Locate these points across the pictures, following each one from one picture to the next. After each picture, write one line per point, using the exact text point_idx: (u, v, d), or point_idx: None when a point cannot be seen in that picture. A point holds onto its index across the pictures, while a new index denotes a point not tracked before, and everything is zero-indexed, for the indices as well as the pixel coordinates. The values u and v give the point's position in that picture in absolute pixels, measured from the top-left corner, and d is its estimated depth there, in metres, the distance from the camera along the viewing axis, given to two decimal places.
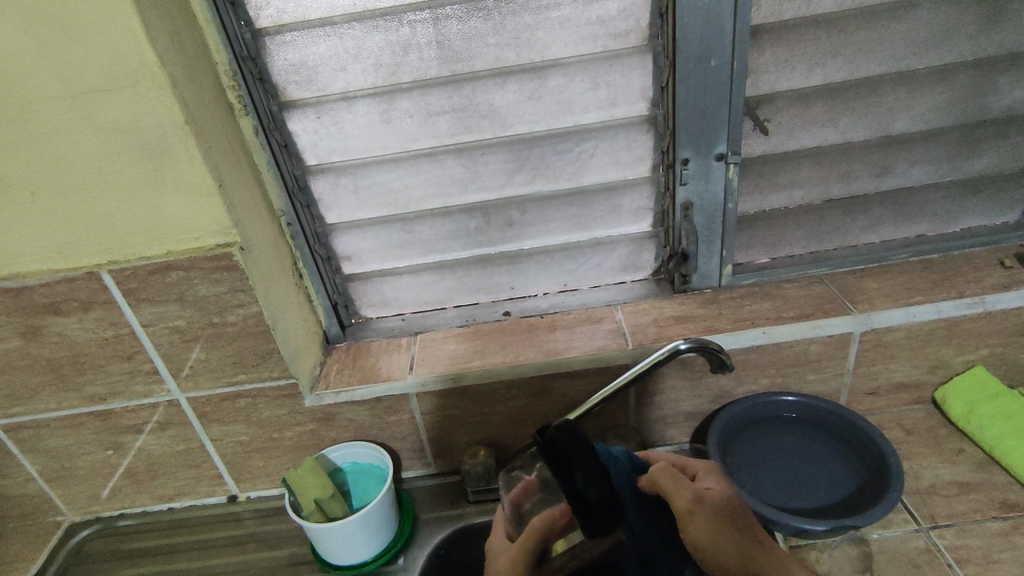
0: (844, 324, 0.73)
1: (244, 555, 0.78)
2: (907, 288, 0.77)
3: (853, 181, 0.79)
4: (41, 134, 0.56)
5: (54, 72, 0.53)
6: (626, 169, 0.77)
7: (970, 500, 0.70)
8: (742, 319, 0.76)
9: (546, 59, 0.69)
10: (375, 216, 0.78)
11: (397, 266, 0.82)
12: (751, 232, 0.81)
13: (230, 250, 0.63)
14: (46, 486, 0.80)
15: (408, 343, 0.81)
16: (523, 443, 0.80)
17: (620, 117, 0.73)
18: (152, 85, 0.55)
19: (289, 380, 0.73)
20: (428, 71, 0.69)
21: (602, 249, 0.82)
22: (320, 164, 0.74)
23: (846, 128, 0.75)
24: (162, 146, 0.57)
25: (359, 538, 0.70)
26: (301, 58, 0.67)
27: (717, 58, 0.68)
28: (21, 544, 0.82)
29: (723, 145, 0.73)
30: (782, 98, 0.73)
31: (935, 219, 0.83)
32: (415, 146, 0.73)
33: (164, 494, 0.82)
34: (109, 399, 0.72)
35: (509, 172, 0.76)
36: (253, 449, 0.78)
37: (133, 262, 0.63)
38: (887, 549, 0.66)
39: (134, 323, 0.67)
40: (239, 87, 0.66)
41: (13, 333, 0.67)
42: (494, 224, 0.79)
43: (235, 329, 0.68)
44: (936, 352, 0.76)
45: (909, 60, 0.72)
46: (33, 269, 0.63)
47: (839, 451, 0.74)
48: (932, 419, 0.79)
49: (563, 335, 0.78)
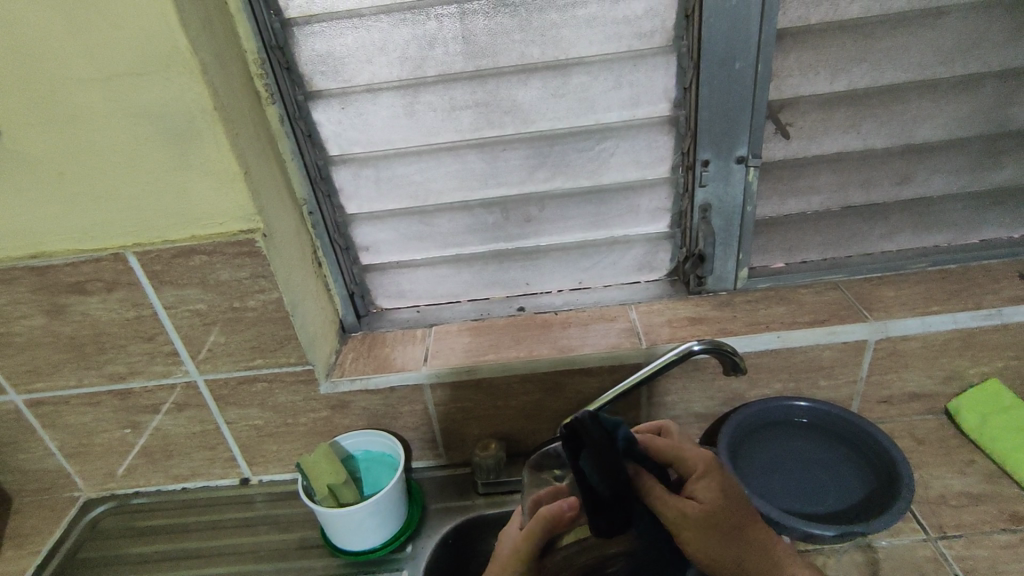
0: (860, 331, 0.73)
1: (255, 536, 0.79)
2: (924, 297, 0.77)
3: (873, 188, 0.79)
4: (74, 117, 0.57)
5: (89, 56, 0.54)
6: (645, 169, 0.77)
7: (980, 511, 0.70)
8: (756, 322, 0.76)
9: (571, 57, 0.70)
10: (395, 207, 0.79)
11: (414, 258, 0.83)
12: (768, 236, 0.81)
13: (253, 236, 0.64)
14: (65, 462, 0.81)
15: (423, 334, 0.82)
16: (533, 437, 0.81)
17: (642, 117, 0.73)
18: (184, 71, 0.55)
19: (305, 366, 0.74)
20: (453, 65, 0.70)
21: (618, 248, 0.83)
22: (343, 154, 0.75)
23: (868, 134, 0.75)
24: (191, 132, 0.58)
25: (369, 524, 0.71)
26: (328, 49, 0.68)
27: (741, 60, 0.68)
28: (38, 518, 0.83)
29: (743, 148, 0.73)
30: (805, 102, 0.72)
31: (955, 229, 0.82)
32: (436, 140, 0.74)
33: (179, 474, 0.84)
34: (129, 378, 0.74)
35: (529, 169, 0.76)
36: (266, 433, 0.79)
37: (158, 245, 0.64)
38: (894, 556, 0.66)
39: (156, 305, 0.68)
40: (267, 75, 0.67)
41: (39, 311, 0.68)
42: (512, 220, 0.80)
43: (255, 314, 0.69)
44: (950, 362, 0.76)
45: (935, 68, 0.71)
46: (61, 248, 0.65)
47: (850, 457, 0.74)
48: (945, 430, 0.79)
49: (576, 332, 0.79)
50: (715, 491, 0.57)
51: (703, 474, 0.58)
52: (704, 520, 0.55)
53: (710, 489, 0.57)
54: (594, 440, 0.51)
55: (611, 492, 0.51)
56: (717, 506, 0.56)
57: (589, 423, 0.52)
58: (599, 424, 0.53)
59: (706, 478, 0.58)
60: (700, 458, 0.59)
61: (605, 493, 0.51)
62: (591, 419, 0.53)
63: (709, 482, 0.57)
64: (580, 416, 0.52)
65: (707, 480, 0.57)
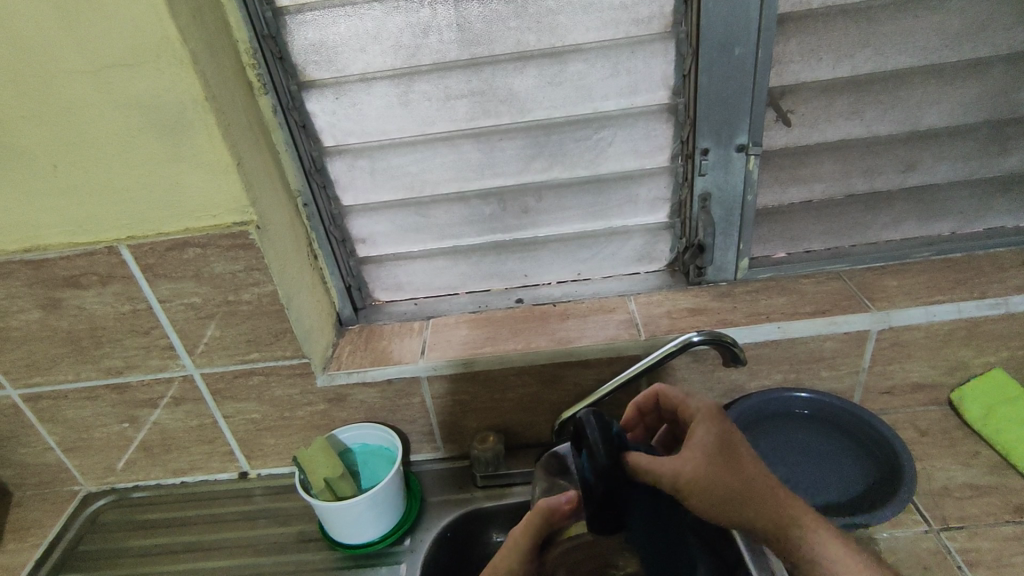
0: (862, 321, 0.72)
1: (254, 529, 0.79)
2: (928, 287, 0.75)
3: (876, 177, 0.77)
4: (63, 108, 0.57)
5: (77, 46, 0.54)
6: (644, 159, 0.76)
7: (984, 502, 0.69)
8: (757, 312, 0.75)
9: (567, 45, 0.68)
10: (391, 199, 0.78)
11: (411, 250, 0.82)
12: (769, 226, 0.80)
13: (247, 228, 0.63)
14: (64, 456, 0.81)
15: (421, 327, 0.82)
16: (532, 430, 0.80)
17: (641, 105, 0.72)
18: (173, 60, 0.55)
19: (302, 359, 0.73)
20: (448, 54, 0.69)
21: (617, 238, 0.82)
22: (338, 146, 0.74)
23: (871, 121, 0.73)
24: (183, 123, 0.58)
25: (366, 518, 0.71)
26: (321, 38, 0.67)
27: (742, 46, 0.66)
28: (39, 512, 0.84)
29: (744, 136, 0.72)
30: (807, 89, 0.71)
31: (960, 218, 0.81)
32: (432, 130, 0.73)
33: (178, 468, 0.84)
34: (126, 372, 0.73)
35: (526, 159, 0.75)
36: (264, 427, 0.79)
37: (151, 238, 0.64)
38: (896, 549, 0.66)
39: (151, 299, 0.68)
40: (259, 65, 0.66)
41: (34, 305, 0.68)
42: (510, 211, 0.79)
43: (250, 307, 0.69)
44: (954, 353, 0.75)
45: (940, 53, 0.70)
46: (54, 242, 0.64)
47: (852, 449, 0.73)
48: (949, 421, 0.78)
49: (575, 323, 0.78)
50: (712, 434, 0.56)
51: (703, 420, 0.57)
52: (705, 464, 0.53)
53: (709, 433, 0.56)
54: (598, 434, 0.53)
55: (606, 489, 0.51)
56: (716, 447, 0.55)
57: (600, 422, 0.54)
58: (603, 427, 0.54)
59: (705, 424, 0.57)
60: (700, 405, 0.59)
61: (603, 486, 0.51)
62: (597, 419, 0.55)
63: (706, 425, 0.57)
64: (583, 414, 0.55)
65: (706, 423, 0.57)
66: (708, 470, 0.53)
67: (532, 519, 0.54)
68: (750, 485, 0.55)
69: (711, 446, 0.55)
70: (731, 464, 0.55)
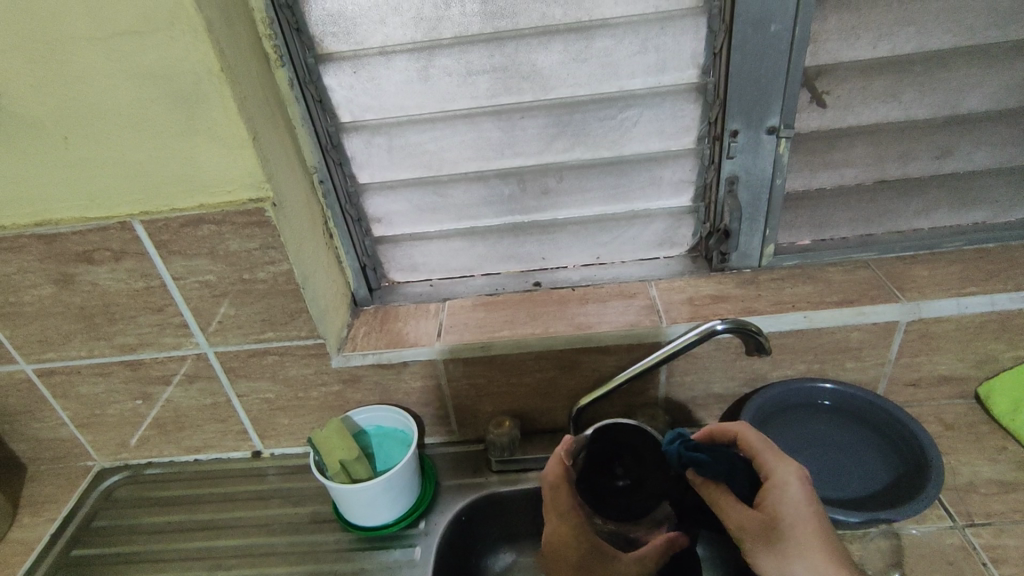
0: (891, 312, 0.70)
1: (267, 508, 0.79)
2: (960, 277, 0.73)
3: (910, 162, 0.75)
4: (75, 79, 0.55)
5: (89, 13, 0.52)
6: (670, 140, 0.73)
7: (1011, 499, 0.67)
8: (782, 301, 0.73)
9: (595, 19, 0.66)
10: (408, 177, 0.76)
11: (428, 230, 0.80)
12: (796, 211, 0.78)
13: (262, 205, 0.62)
14: (77, 432, 0.81)
15: (437, 309, 0.80)
16: (548, 415, 0.79)
17: (668, 84, 0.70)
18: (188, 29, 0.53)
19: (317, 340, 0.72)
20: (470, 26, 0.66)
21: (638, 222, 0.80)
22: (355, 122, 0.72)
23: (909, 104, 0.71)
24: (199, 95, 0.56)
25: (383, 499, 0.70)
26: (340, 8, 0.65)
27: (778, 23, 0.64)
28: (52, 486, 0.84)
29: (776, 118, 0.69)
30: (843, 69, 0.68)
31: (994, 206, 0.78)
32: (452, 106, 0.71)
33: (191, 446, 0.83)
34: (139, 349, 0.73)
35: (548, 138, 0.73)
36: (278, 406, 0.78)
37: (166, 213, 0.62)
38: (920, 544, 0.64)
39: (165, 276, 0.67)
40: (276, 36, 0.64)
41: (47, 280, 0.67)
42: (529, 192, 0.77)
43: (266, 286, 0.67)
44: (985, 346, 0.73)
45: (985, 34, 0.67)
46: (66, 216, 0.63)
47: (875, 441, 0.71)
48: (974, 415, 0.76)
49: (594, 308, 0.76)
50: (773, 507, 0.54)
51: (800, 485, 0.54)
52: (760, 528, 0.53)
53: (780, 500, 0.54)
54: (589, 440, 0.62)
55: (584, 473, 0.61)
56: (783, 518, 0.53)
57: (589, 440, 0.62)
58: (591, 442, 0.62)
59: (782, 491, 0.54)
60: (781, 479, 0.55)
61: (614, 504, 0.59)
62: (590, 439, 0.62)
63: (777, 491, 0.54)
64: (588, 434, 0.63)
65: (777, 491, 0.54)
66: (761, 533, 0.53)
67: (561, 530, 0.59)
68: (781, 547, 0.52)
69: (777, 513, 0.53)
70: (783, 536, 0.53)
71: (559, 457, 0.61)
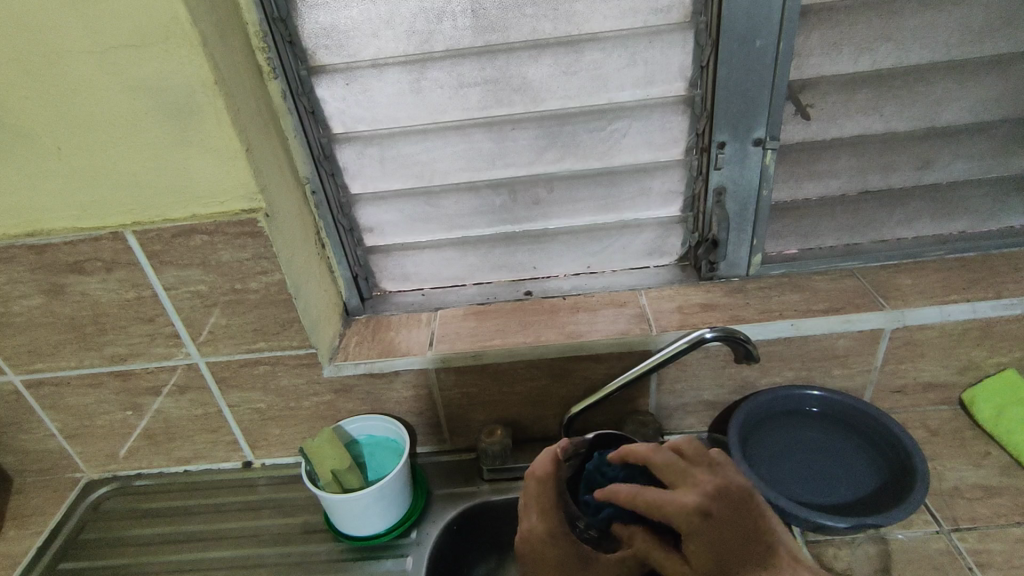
0: (876, 320, 0.72)
1: (258, 519, 0.78)
2: (942, 286, 0.75)
3: (892, 173, 0.76)
4: (69, 92, 0.55)
5: (84, 27, 0.52)
6: (659, 151, 0.75)
7: (995, 504, 0.68)
8: (770, 309, 0.74)
9: (584, 33, 0.67)
10: (400, 187, 0.76)
11: (419, 240, 0.81)
12: (782, 221, 0.79)
13: (255, 216, 0.62)
14: (66, 443, 0.80)
15: (428, 319, 0.81)
16: (539, 424, 0.80)
17: (656, 96, 0.71)
18: (183, 43, 0.53)
19: (309, 350, 0.72)
20: (462, 40, 0.67)
21: (628, 232, 0.81)
22: (347, 133, 0.72)
23: (890, 117, 0.72)
24: (192, 108, 0.56)
25: (375, 509, 0.70)
26: (333, 22, 0.66)
27: (763, 38, 0.65)
28: (39, 499, 0.83)
29: (761, 130, 0.71)
30: (827, 83, 0.70)
31: (975, 216, 0.80)
32: (444, 118, 0.72)
33: (181, 457, 0.83)
34: (130, 360, 0.72)
35: (539, 149, 0.74)
36: (269, 417, 0.78)
37: (158, 224, 0.63)
38: (906, 549, 0.65)
39: (156, 287, 0.67)
40: (269, 49, 0.64)
41: (37, 291, 0.67)
42: (520, 202, 0.78)
43: (257, 296, 0.68)
44: (968, 353, 0.75)
45: (963, 49, 0.69)
46: (58, 227, 0.63)
47: (863, 448, 0.72)
48: (959, 421, 0.78)
49: (585, 317, 0.77)
50: (707, 544, 0.52)
51: (716, 497, 0.53)
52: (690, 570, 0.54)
53: (699, 552, 0.52)
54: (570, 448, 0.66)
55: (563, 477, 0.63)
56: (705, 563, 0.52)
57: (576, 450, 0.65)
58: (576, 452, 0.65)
59: (691, 540, 0.52)
60: (681, 517, 0.52)
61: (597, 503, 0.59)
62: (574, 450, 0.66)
63: (695, 540, 0.52)
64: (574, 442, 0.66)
65: (694, 540, 0.52)
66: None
67: (540, 525, 0.60)
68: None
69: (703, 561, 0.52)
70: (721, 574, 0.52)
71: (553, 449, 0.62)
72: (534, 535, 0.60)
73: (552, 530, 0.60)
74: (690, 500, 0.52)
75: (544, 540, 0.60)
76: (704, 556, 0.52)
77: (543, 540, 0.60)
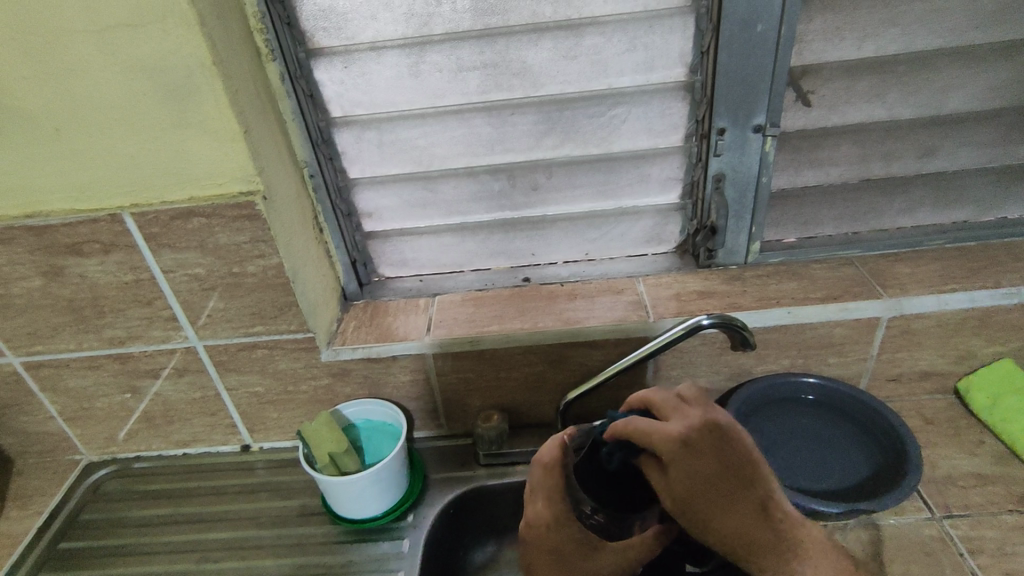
0: (873, 308, 0.72)
1: (256, 502, 0.79)
2: (941, 275, 0.75)
3: (893, 161, 0.76)
4: (66, 71, 0.55)
5: (81, 5, 0.52)
6: (658, 138, 0.74)
7: (987, 491, 0.69)
8: (767, 297, 0.74)
9: (584, 17, 0.66)
10: (398, 172, 0.76)
11: (418, 226, 0.81)
12: (781, 209, 0.79)
13: (253, 199, 0.62)
14: (65, 425, 0.81)
15: (426, 304, 0.81)
16: (537, 409, 0.80)
17: (657, 82, 0.70)
18: (179, 21, 0.53)
19: (307, 334, 0.72)
20: (461, 23, 0.67)
21: (627, 219, 0.81)
22: (346, 117, 0.72)
23: (891, 104, 0.72)
24: (190, 88, 0.56)
25: (372, 492, 0.71)
26: (330, 4, 0.65)
27: (764, 23, 0.65)
28: (39, 480, 0.83)
29: (762, 117, 0.71)
30: (828, 70, 0.69)
31: (975, 205, 0.80)
32: (442, 102, 0.71)
33: (179, 440, 0.83)
34: (128, 342, 0.73)
35: (538, 135, 0.74)
36: (267, 400, 0.79)
37: (155, 206, 0.63)
38: (898, 535, 0.66)
39: (154, 269, 0.67)
40: (267, 31, 0.64)
41: (35, 273, 0.67)
42: (519, 187, 0.78)
43: (255, 280, 0.68)
44: (965, 342, 0.75)
45: (967, 35, 0.68)
46: (55, 209, 0.63)
47: (857, 436, 0.73)
48: (954, 410, 0.78)
49: (583, 304, 0.77)
50: (688, 473, 0.51)
51: (702, 427, 0.53)
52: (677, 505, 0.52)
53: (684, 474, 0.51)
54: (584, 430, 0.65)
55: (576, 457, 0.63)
56: (690, 496, 0.51)
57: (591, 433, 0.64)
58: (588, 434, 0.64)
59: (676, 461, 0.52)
60: (666, 444, 0.52)
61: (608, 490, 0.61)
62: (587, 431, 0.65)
63: (679, 464, 0.52)
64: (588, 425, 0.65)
65: (680, 464, 0.52)
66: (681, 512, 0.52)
67: (542, 512, 0.61)
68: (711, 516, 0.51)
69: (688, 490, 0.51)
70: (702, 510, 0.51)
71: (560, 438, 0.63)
72: (539, 521, 0.61)
73: (555, 517, 0.61)
74: (676, 428, 0.53)
75: (547, 528, 0.61)
76: (687, 478, 0.51)
77: (545, 529, 0.61)
